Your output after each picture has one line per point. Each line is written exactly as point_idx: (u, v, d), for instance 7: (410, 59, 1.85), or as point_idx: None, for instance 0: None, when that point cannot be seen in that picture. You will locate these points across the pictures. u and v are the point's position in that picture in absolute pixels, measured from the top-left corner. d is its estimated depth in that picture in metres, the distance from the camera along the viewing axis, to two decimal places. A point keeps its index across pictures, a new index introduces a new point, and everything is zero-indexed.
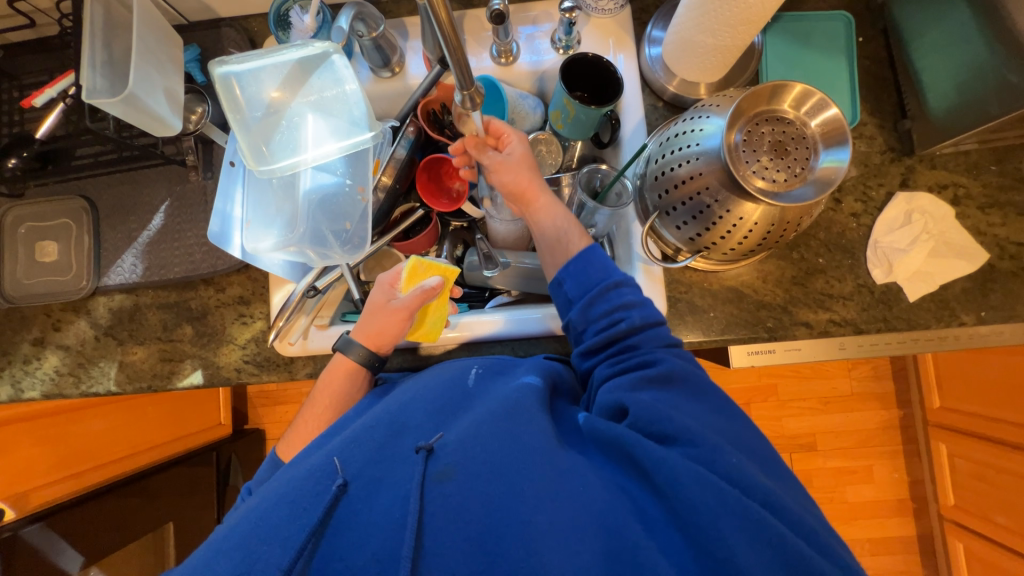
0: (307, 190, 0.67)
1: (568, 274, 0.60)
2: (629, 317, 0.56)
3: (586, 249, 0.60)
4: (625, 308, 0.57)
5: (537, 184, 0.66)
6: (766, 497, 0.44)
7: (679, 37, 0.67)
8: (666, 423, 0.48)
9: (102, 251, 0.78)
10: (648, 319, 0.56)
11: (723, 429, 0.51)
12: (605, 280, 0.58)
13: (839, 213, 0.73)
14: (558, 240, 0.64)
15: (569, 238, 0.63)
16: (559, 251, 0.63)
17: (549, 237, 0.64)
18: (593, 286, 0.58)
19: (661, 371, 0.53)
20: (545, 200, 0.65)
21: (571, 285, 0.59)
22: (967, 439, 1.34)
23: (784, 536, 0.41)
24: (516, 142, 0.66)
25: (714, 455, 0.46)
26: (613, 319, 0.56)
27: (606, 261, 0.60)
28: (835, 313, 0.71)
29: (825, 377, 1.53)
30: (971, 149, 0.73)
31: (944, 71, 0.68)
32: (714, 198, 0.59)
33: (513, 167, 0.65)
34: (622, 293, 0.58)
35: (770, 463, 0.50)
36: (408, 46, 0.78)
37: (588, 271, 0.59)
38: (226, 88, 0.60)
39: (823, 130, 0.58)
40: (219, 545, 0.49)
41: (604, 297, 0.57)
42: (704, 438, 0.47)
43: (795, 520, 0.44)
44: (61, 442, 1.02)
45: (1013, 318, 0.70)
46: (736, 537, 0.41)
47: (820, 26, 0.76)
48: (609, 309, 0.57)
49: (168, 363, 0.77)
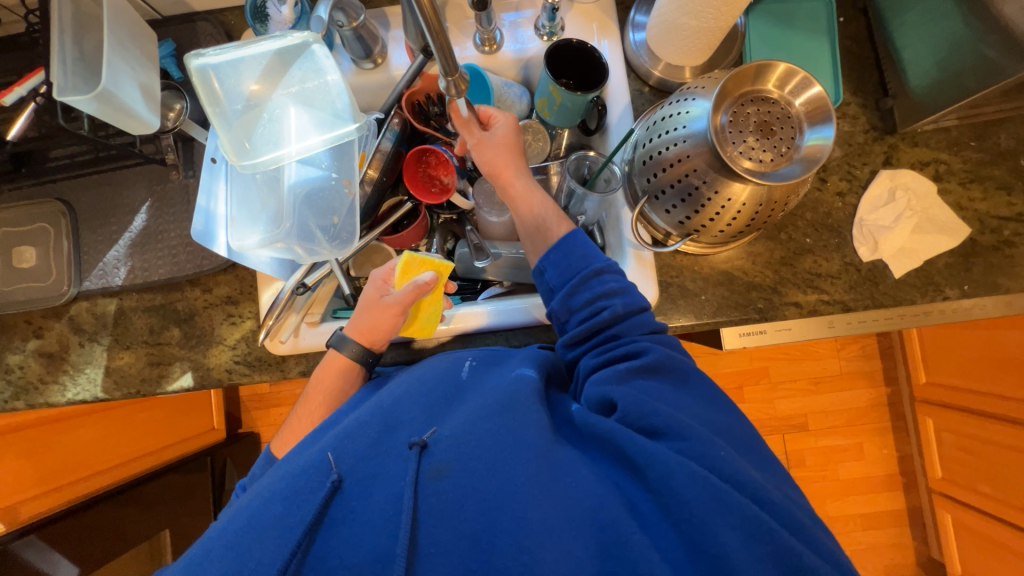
0: (292, 184, 0.65)
1: (550, 263, 0.60)
2: (612, 305, 0.56)
3: (568, 234, 0.61)
4: (607, 297, 0.57)
5: (518, 167, 0.66)
6: (771, 504, 0.44)
7: (663, 21, 0.67)
8: (654, 416, 0.48)
9: (83, 255, 0.76)
10: (630, 306, 0.57)
11: (713, 421, 0.51)
12: (587, 268, 0.58)
13: (825, 193, 0.74)
14: (536, 227, 0.64)
15: (548, 223, 0.64)
16: (539, 237, 0.64)
17: (528, 223, 0.65)
18: (577, 274, 0.58)
19: (648, 360, 0.53)
20: (522, 186, 0.66)
21: (553, 274, 0.60)
22: (952, 412, 1.37)
23: (774, 532, 0.41)
24: (502, 124, 0.66)
25: (705, 449, 0.46)
26: (596, 309, 0.56)
27: (587, 247, 0.60)
28: (823, 292, 0.72)
29: (816, 358, 1.55)
30: (951, 126, 0.74)
31: (925, 48, 0.68)
32: (702, 179, 0.59)
33: (493, 147, 0.66)
34: (604, 280, 0.58)
35: (760, 457, 0.51)
36: (390, 36, 0.77)
37: (569, 259, 0.59)
38: (204, 82, 0.58)
39: (808, 109, 0.58)
40: (211, 544, 0.48)
41: (586, 285, 0.57)
42: (695, 432, 0.47)
43: (784, 513, 0.44)
44: (47, 454, 0.99)
45: (995, 291, 0.71)
46: (730, 534, 0.41)
47: (802, 7, 0.76)
48: (591, 298, 0.57)
49: (156, 367, 0.75)
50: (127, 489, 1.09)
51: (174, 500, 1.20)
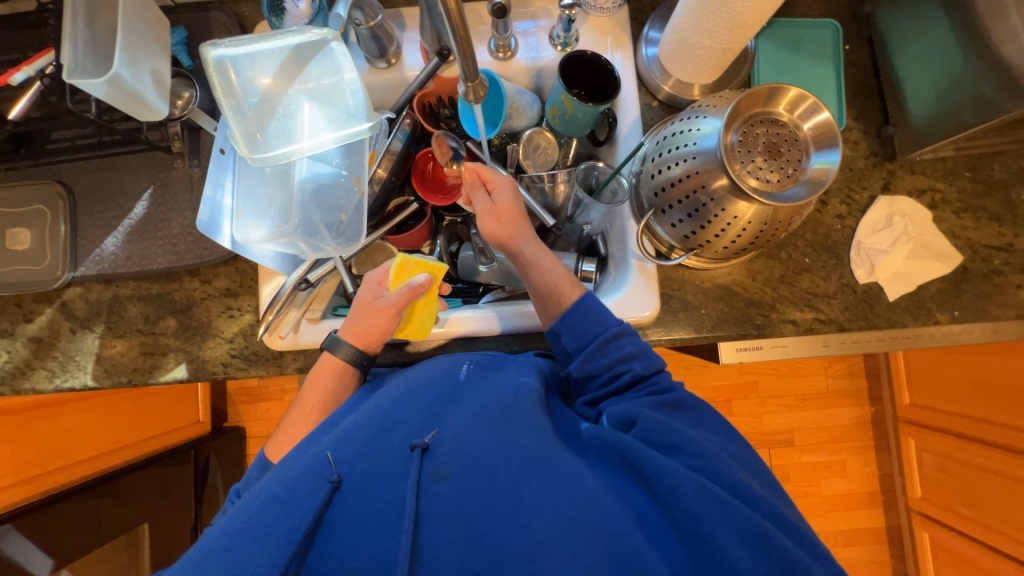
0: (302, 179, 0.65)
1: (565, 328, 0.60)
2: (632, 368, 0.58)
3: (580, 300, 0.61)
4: (626, 360, 0.58)
5: (524, 233, 0.65)
6: (781, 518, 0.46)
7: (676, 39, 0.68)
8: (673, 434, 0.50)
9: (79, 240, 0.74)
10: (650, 367, 0.58)
11: (724, 445, 0.53)
12: (604, 333, 0.59)
13: (825, 215, 0.76)
14: (548, 292, 0.63)
15: (561, 289, 0.62)
16: (551, 302, 0.63)
17: (539, 288, 0.63)
18: (593, 339, 0.59)
19: (671, 397, 0.56)
20: (529, 252, 0.64)
21: (569, 338, 0.60)
22: (933, 434, 1.41)
23: (785, 550, 0.43)
24: (504, 190, 0.66)
25: (718, 468, 0.47)
26: (616, 372, 0.58)
27: (601, 311, 0.60)
28: (819, 311, 0.74)
29: (803, 375, 1.58)
30: (948, 156, 0.77)
31: (926, 80, 0.71)
32: (710, 197, 0.60)
33: (496, 215, 0.65)
34: (622, 344, 0.59)
35: (763, 474, 0.53)
36: (404, 37, 0.77)
37: (585, 324, 0.59)
38: (220, 73, 0.58)
39: (815, 133, 0.60)
40: (206, 547, 0.47)
41: (604, 350, 0.58)
42: (707, 451, 0.49)
43: (796, 531, 0.46)
44: (26, 441, 0.96)
45: (983, 318, 0.73)
46: (739, 549, 0.42)
47: (809, 33, 0.78)
48: (610, 363, 0.58)
49: (149, 357, 0.74)
50: (109, 480, 1.07)
51: (156, 493, 1.17)
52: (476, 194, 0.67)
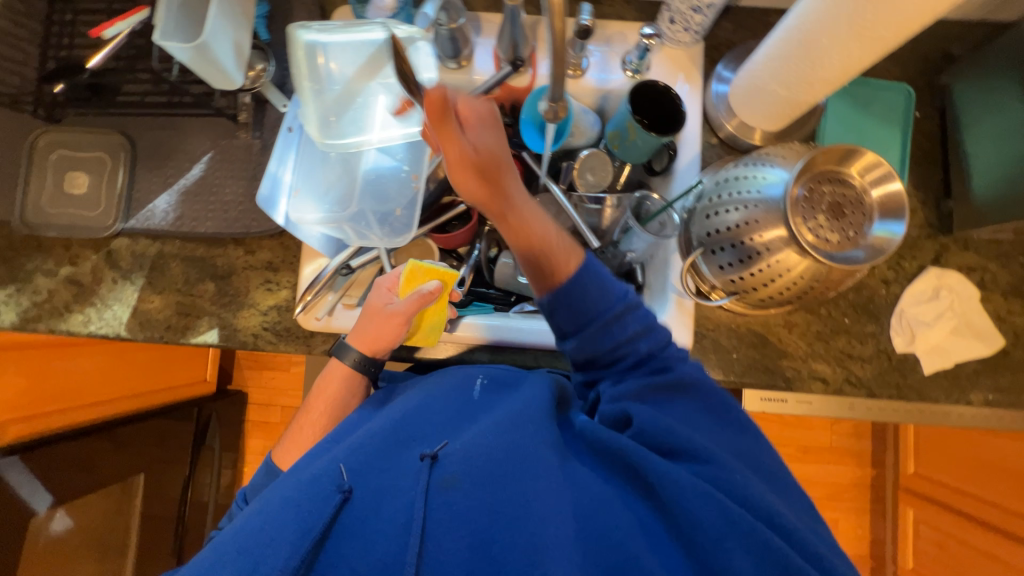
0: (365, 168, 0.68)
1: (559, 303, 0.54)
2: (635, 349, 0.55)
3: (576, 273, 0.54)
4: (631, 341, 0.55)
5: (508, 189, 0.53)
6: (806, 549, 0.46)
7: (751, 83, 0.68)
8: (674, 437, 0.51)
9: (134, 193, 0.76)
10: (657, 345, 0.56)
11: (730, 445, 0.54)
12: (603, 313, 0.54)
13: (872, 278, 0.75)
14: (540, 258, 0.55)
15: (554, 260, 0.54)
16: (543, 271, 0.55)
17: (528, 255, 0.55)
18: (591, 318, 0.54)
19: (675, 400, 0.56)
20: (516, 217, 0.54)
21: (565, 317, 0.55)
22: (933, 507, 1.39)
23: (790, 557, 0.43)
24: (483, 133, 0.51)
25: (722, 475, 0.49)
26: (619, 351, 0.55)
27: (601, 286, 0.54)
28: (851, 372, 0.73)
29: (809, 428, 1.56)
30: (1005, 238, 0.76)
31: (998, 161, 0.70)
32: (766, 245, 0.60)
33: (473, 171, 0.52)
34: (626, 324, 0.55)
35: (772, 479, 0.54)
36: (479, 41, 0.78)
37: (583, 300, 0.54)
38: (309, 55, 0.61)
39: (881, 202, 0.59)
40: (222, 549, 0.48)
41: (604, 331, 0.55)
42: (712, 454, 0.50)
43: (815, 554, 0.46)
44: (43, 378, 0.98)
45: (1016, 405, 0.73)
46: (742, 560, 0.44)
47: (881, 94, 0.77)
48: (614, 342, 0.55)
49: (184, 318, 0.75)
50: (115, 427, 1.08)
51: (158, 446, 1.19)
52: (448, 134, 0.50)
